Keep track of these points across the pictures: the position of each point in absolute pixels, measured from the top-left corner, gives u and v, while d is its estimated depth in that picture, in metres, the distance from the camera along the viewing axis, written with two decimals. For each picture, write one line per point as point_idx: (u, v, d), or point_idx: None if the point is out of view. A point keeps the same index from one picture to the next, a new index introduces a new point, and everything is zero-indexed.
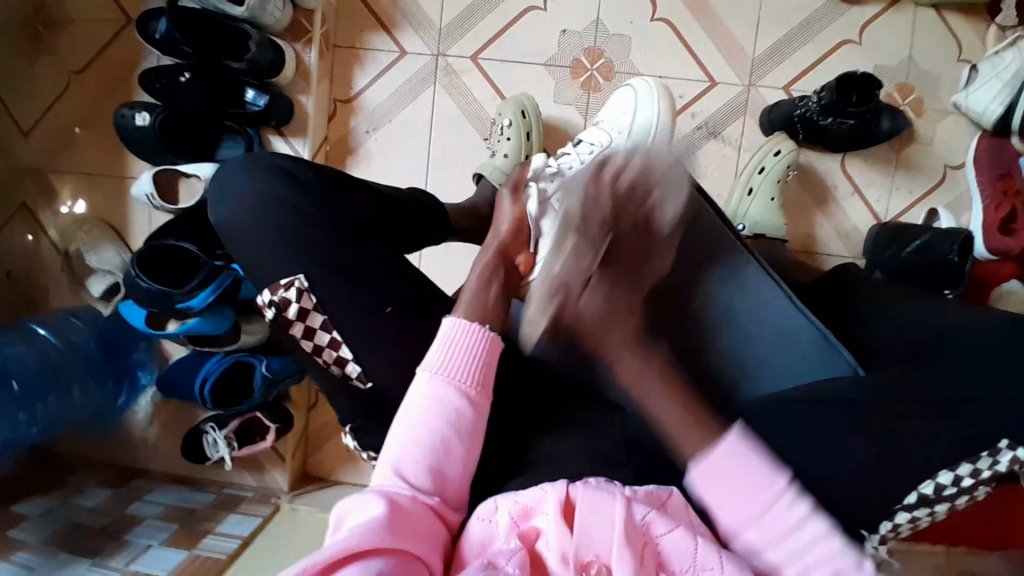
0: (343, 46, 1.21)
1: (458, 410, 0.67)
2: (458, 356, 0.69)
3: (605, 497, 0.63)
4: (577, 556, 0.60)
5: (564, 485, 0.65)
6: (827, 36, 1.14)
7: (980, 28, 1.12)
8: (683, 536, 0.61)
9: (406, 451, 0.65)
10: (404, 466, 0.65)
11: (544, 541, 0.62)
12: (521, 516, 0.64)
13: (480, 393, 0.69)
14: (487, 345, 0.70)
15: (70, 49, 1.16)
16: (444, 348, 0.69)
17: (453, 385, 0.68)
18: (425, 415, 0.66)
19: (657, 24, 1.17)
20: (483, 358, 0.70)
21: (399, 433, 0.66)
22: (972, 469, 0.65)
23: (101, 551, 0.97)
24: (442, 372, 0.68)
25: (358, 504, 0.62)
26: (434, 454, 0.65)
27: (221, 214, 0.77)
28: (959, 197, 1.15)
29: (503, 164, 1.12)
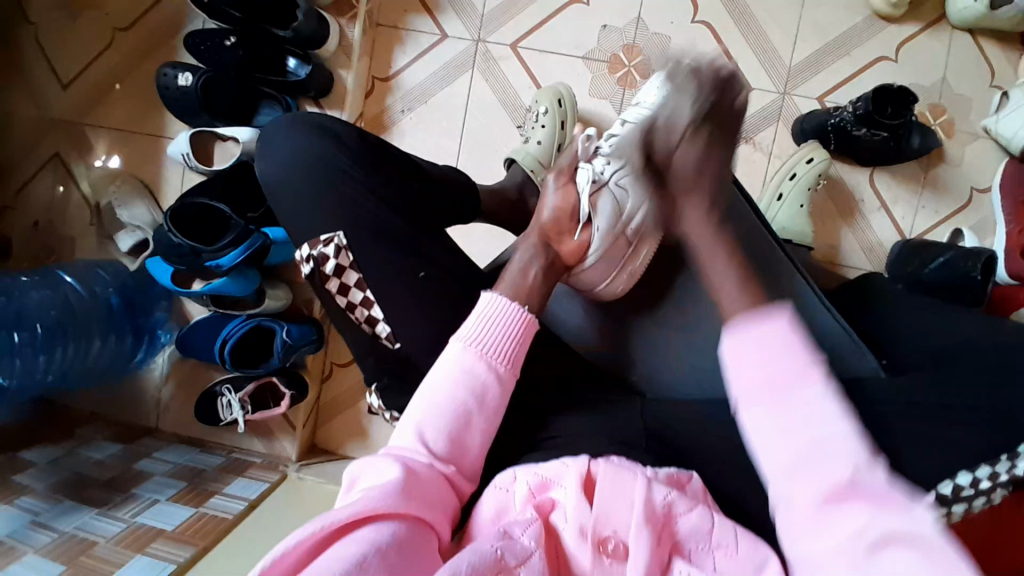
0: (386, 26, 1.22)
1: (485, 384, 0.66)
2: (493, 332, 0.68)
3: (627, 475, 0.63)
4: (595, 530, 0.60)
5: (586, 460, 0.65)
6: (864, 50, 1.15)
7: (1015, 56, 1.13)
8: (701, 517, 0.61)
9: (428, 416, 0.64)
10: (424, 430, 0.63)
11: (561, 515, 0.62)
12: (540, 489, 0.64)
13: (509, 369, 0.68)
14: (521, 325, 0.70)
15: (117, 6, 1.18)
16: (479, 321, 0.68)
17: (484, 360, 0.67)
18: (452, 384, 0.65)
19: (697, 26, 1.18)
20: (516, 336, 0.69)
21: (424, 399, 0.65)
22: (991, 472, 0.63)
23: (107, 502, 0.97)
24: (476, 344, 0.67)
25: (373, 467, 0.60)
26: (457, 425, 0.64)
27: (266, 171, 0.80)
28: (984, 220, 1.16)
29: (536, 151, 1.12)
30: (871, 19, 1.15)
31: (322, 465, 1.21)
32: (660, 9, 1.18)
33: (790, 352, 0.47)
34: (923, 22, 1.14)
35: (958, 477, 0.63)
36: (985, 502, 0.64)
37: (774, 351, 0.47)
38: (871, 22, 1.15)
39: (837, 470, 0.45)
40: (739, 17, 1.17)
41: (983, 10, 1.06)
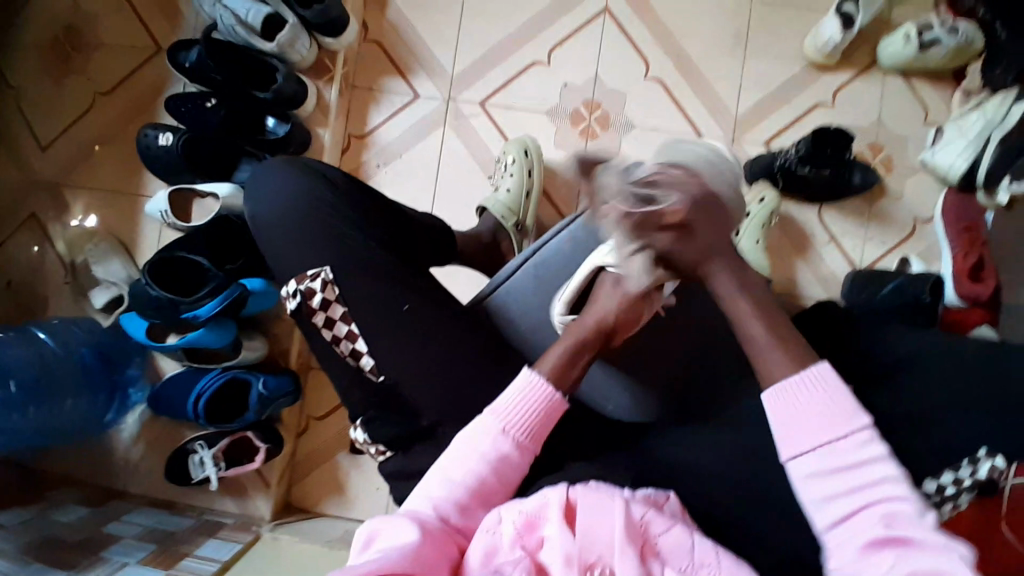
0: (361, 87, 1.30)
1: (508, 461, 0.69)
2: (521, 412, 0.70)
3: (606, 498, 0.65)
4: (581, 557, 0.60)
5: (564, 489, 0.66)
6: (804, 98, 1.26)
7: (945, 95, 1.25)
8: (681, 534, 0.63)
9: (446, 489, 0.67)
10: (443, 499, 0.66)
11: (548, 552, 0.61)
12: (526, 526, 0.63)
13: (531, 445, 0.70)
14: (551, 407, 0.72)
15: (98, 73, 1.23)
16: (510, 398, 0.71)
17: (510, 438, 0.69)
18: (475, 461, 0.68)
19: (651, 82, 1.28)
20: (544, 415, 0.71)
21: (446, 474, 0.68)
22: (953, 478, 0.71)
23: (76, 565, 0.92)
24: (504, 425, 0.70)
25: (388, 524, 0.62)
26: (474, 500, 0.67)
27: (255, 213, 0.84)
28: (928, 248, 1.25)
29: (506, 198, 1.18)
30: (808, 70, 1.26)
31: (296, 524, 1.17)
32: (616, 67, 1.28)
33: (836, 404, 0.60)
34: (855, 71, 1.26)
35: (923, 485, 0.71)
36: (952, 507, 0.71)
37: (817, 414, 0.60)
38: (809, 72, 1.27)
39: (883, 508, 0.56)
40: (688, 74, 1.28)
41: (913, 53, 1.19)
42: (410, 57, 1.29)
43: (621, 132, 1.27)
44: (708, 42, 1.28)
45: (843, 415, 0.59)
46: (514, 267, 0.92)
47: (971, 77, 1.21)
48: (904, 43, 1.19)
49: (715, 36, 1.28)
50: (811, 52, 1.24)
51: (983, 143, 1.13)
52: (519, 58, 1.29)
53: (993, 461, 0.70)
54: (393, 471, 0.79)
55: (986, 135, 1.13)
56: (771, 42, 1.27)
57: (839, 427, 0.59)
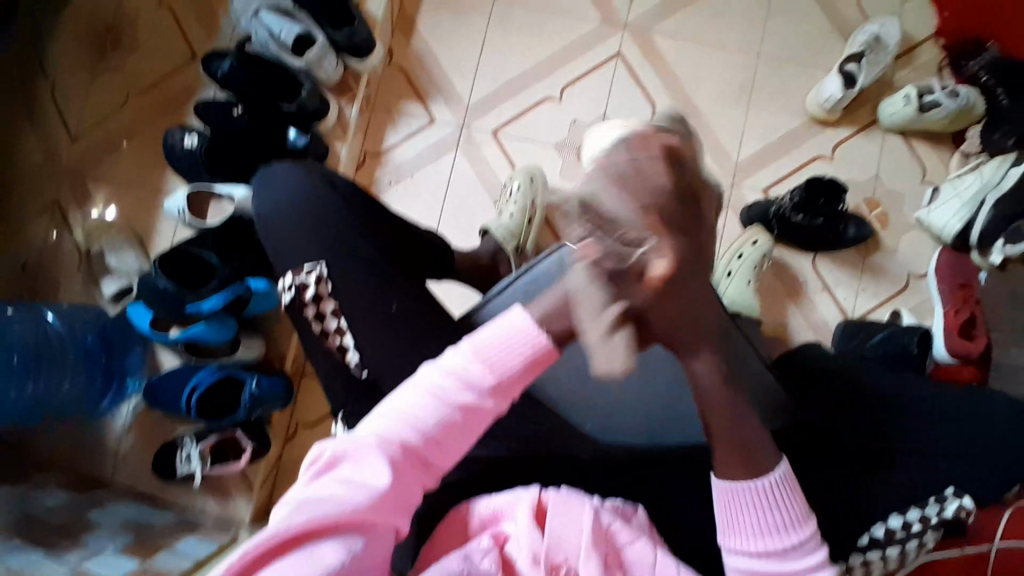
0: (381, 108, 1.36)
1: (478, 411, 0.58)
2: (503, 350, 0.59)
3: (576, 502, 0.65)
4: (548, 556, 0.62)
5: (536, 490, 0.67)
6: (804, 149, 1.31)
7: (944, 155, 1.28)
8: (645, 548, 0.64)
9: (405, 423, 0.57)
10: (400, 435, 0.57)
11: (515, 545, 0.63)
12: (492, 517, 0.66)
13: (507, 393, 0.59)
14: (540, 354, 0.60)
15: (134, 75, 1.30)
16: (490, 335, 0.60)
17: (483, 382, 0.58)
18: (436, 403, 0.58)
19: (656, 123, 1.33)
20: (527, 364, 0.60)
21: (404, 410, 0.57)
22: (920, 514, 0.76)
23: (54, 546, 0.94)
24: (480, 366, 0.58)
25: (351, 454, 0.56)
26: (438, 442, 0.57)
27: (263, 210, 0.89)
28: (921, 302, 1.26)
29: (509, 222, 1.22)
30: (809, 123, 1.31)
31: None
32: (625, 108, 1.34)
33: (780, 520, 0.62)
34: (854, 127, 1.30)
35: (890, 519, 0.76)
36: (918, 545, 0.75)
37: (765, 526, 0.62)
38: (810, 126, 1.31)
39: None
40: (693, 118, 1.33)
41: (913, 113, 1.23)
42: (429, 84, 1.36)
43: None
44: (715, 90, 1.34)
45: (787, 524, 0.62)
46: (507, 285, 0.96)
47: (971, 141, 1.26)
48: (904, 104, 1.23)
49: (721, 86, 1.33)
50: (812, 107, 1.29)
51: (978, 205, 1.18)
52: (532, 92, 1.35)
53: (959, 501, 0.76)
54: None
55: (981, 197, 1.17)
56: (775, 95, 1.32)
57: (786, 534, 0.62)
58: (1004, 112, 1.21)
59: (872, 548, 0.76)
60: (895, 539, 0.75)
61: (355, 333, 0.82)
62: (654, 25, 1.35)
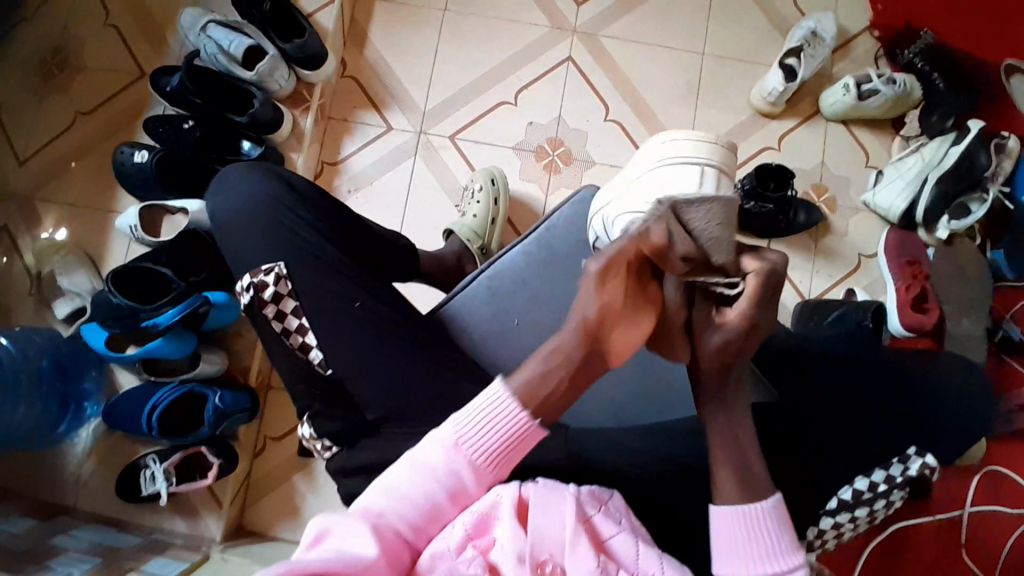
0: (337, 119, 1.36)
1: (463, 483, 0.66)
2: (483, 427, 0.66)
3: (557, 496, 0.65)
4: (533, 556, 0.62)
5: (516, 487, 0.66)
6: (752, 141, 1.35)
7: (886, 141, 1.34)
8: (626, 541, 0.65)
9: (400, 499, 0.65)
10: (392, 508, 0.64)
11: (499, 550, 0.62)
12: (476, 527, 0.64)
13: (492, 469, 0.67)
14: (524, 431, 0.67)
15: (82, 94, 1.28)
16: (473, 409, 0.67)
17: (467, 459, 0.66)
18: (428, 477, 0.65)
19: (610, 122, 1.36)
20: (510, 441, 0.66)
21: (397, 485, 0.65)
22: (886, 475, 0.82)
23: (20, 571, 0.88)
24: (461, 440, 0.66)
25: (343, 523, 0.62)
26: (428, 512, 0.65)
27: (215, 213, 0.87)
28: (873, 282, 1.30)
29: (472, 222, 1.23)
30: (756, 116, 1.36)
31: (249, 545, 1.13)
32: (578, 109, 1.37)
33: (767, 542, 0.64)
34: (798, 117, 1.36)
35: (855, 482, 0.81)
36: (885, 502, 0.82)
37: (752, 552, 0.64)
38: (757, 118, 1.36)
39: None
40: (645, 116, 1.37)
41: (852, 101, 1.28)
42: (385, 93, 1.37)
43: (583, 167, 1.34)
44: (665, 88, 1.38)
45: (770, 551, 0.64)
46: (469, 279, 0.96)
47: (910, 125, 1.33)
48: (844, 93, 1.29)
49: (671, 83, 1.38)
50: (755, 101, 1.34)
51: (920, 184, 1.23)
52: (488, 98, 1.37)
53: (923, 459, 0.84)
54: (342, 466, 0.80)
55: (923, 176, 1.23)
56: (722, 90, 1.37)
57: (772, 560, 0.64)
58: (940, 96, 1.28)
59: (841, 511, 0.80)
60: (864, 499, 0.81)
61: (319, 328, 0.81)
62: (604, 29, 1.40)
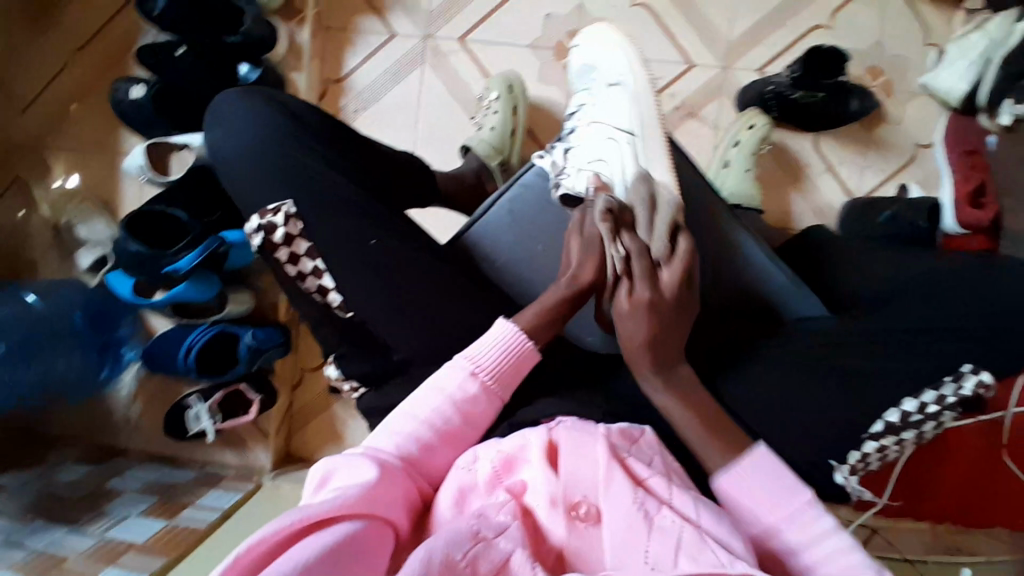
0: (335, 28, 1.24)
1: (476, 406, 0.69)
2: (491, 367, 0.70)
3: (588, 438, 0.64)
4: (566, 497, 0.61)
5: (545, 431, 0.66)
6: (798, 21, 1.19)
7: (948, 14, 1.17)
8: (662, 472, 0.64)
9: (408, 427, 0.65)
10: (405, 435, 0.65)
11: (532, 493, 0.61)
12: (505, 466, 0.63)
13: (497, 389, 0.70)
14: (521, 350, 0.71)
15: (64, 26, 1.18)
16: (482, 349, 0.71)
17: (478, 381, 0.69)
18: (437, 401, 0.67)
19: (637, 10, 1.21)
20: (514, 357, 0.71)
21: (412, 410, 0.67)
22: (937, 395, 0.69)
23: (79, 519, 0.94)
24: (477, 366, 0.70)
25: (349, 463, 0.60)
26: (436, 438, 0.66)
27: (214, 145, 0.82)
28: (928, 174, 1.19)
29: (490, 137, 1.15)
30: None
31: (298, 471, 1.19)
32: None
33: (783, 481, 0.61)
34: None
35: (905, 404, 0.70)
36: (935, 426, 0.70)
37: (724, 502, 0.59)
38: None
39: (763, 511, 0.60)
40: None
41: None
42: None
43: None
44: None
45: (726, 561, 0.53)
46: (490, 202, 0.92)
47: None
48: None
49: None
50: None
51: (985, 65, 1.06)
52: None
53: (979, 376, 0.69)
54: (374, 412, 0.81)
55: (988, 56, 1.05)
56: None
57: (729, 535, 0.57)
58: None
59: (887, 435, 0.70)
60: (909, 425, 0.70)
61: (336, 277, 0.77)
62: None
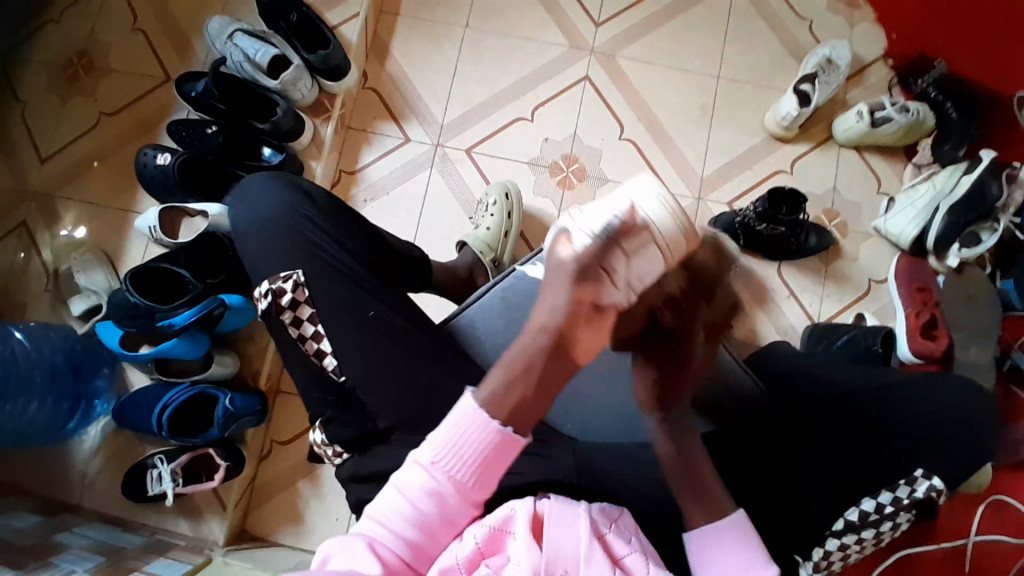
0: (356, 128, 1.39)
1: (450, 500, 0.65)
2: (459, 448, 0.65)
3: (571, 514, 0.66)
4: (547, 571, 0.63)
5: (530, 502, 0.67)
6: (764, 165, 1.36)
7: (898, 167, 1.35)
8: (638, 559, 0.66)
9: (390, 521, 0.64)
10: (386, 529, 0.64)
11: (513, 568, 0.63)
12: (490, 541, 0.65)
13: (471, 482, 0.65)
14: (496, 442, 0.64)
15: (105, 95, 1.31)
16: (450, 428, 0.65)
17: (446, 474, 0.64)
18: (406, 497, 0.64)
19: (624, 142, 1.38)
20: (486, 450, 0.65)
21: (386, 507, 0.65)
22: (892, 497, 0.79)
23: (23, 566, 0.88)
24: (438, 459, 0.65)
25: (343, 545, 0.62)
26: (417, 534, 0.64)
27: (236, 218, 0.90)
28: (882, 307, 1.31)
29: (486, 236, 1.24)
30: (768, 140, 1.37)
31: (251, 550, 1.12)
32: (593, 127, 1.38)
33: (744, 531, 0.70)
34: (811, 142, 1.37)
35: (863, 504, 0.79)
36: (892, 525, 0.80)
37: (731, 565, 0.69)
38: (769, 143, 1.37)
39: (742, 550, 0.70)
40: (660, 137, 1.38)
41: (865, 127, 1.29)
42: (404, 105, 1.39)
43: (596, 185, 1.36)
44: (679, 111, 1.39)
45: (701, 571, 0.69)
46: (481, 292, 0.97)
47: (921, 153, 1.32)
48: (857, 119, 1.29)
49: (683, 105, 1.39)
50: (770, 124, 1.35)
51: (932, 212, 1.24)
52: (504, 114, 1.39)
53: (929, 481, 0.79)
54: (351, 471, 0.81)
55: (935, 205, 1.24)
56: (735, 112, 1.38)
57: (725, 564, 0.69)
58: (953, 125, 1.29)
59: (847, 533, 0.79)
60: (869, 522, 0.79)
61: (336, 333, 0.82)
62: (619, 51, 1.41)
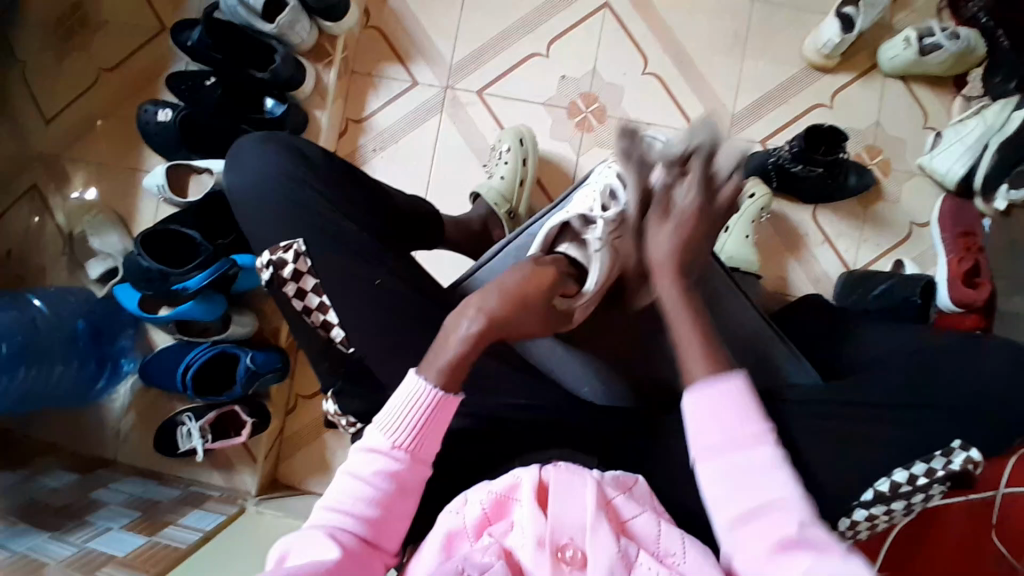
0: (361, 72, 1.32)
1: (404, 474, 0.65)
2: (399, 423, 0.66)
3: (577, 480, 0.64)
4: (552, 539, 0.61)
5: (536, 469, 0.65)
6: (802, 98, 1.25)
7: (946, 99, 1.22)
8: (649, 520, 0.64)
9: (350, 505, 0.64)
10: (346, 513, 0.64)
11: (518, 536, 0.62)
12: (495, 508, 0.64)
13: (419, 454, 0.66)
14: (436, 411, 0.66)
15: (102, 49, 1.26)
16: (396, 409, 0.66)
17: (395, 451, 0.65)
18: (360, 478, 0.65)
19: (647, 77, 1.27)
20: (428, 422, 0.66)
21: (342, 493, 0.65)
22: (926, 468, 0.72)
23: (61, 527, 0.93)
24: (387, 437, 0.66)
25: (305, 538, 0.63)
26: (377, 514, 0.64)
27: (231, 183, 0.87)
28: (926, 252, 1.22)
29: (500, 185, 1.19)
30: (806, 70, 1.25)
31: (281, 499, 1.17)
32: (614, 62, 1.28)
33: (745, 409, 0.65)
34: (854, 72, 1.24)
35: (894, 474, 0.73)
36: (924, 497, 0.73)
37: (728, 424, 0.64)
38: (807, 73, 1.25)
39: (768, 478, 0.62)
40: (686, 70, 1.27)
41: (913, 57, 1.16)
42: (410, 44, 1.31)
43: (616, 126, 1.27)
44: (708, 41, 1.27)
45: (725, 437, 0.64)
46: (494, 251, 0.93)
47: (972, 85, 1.20)
48: (904, 47, 1.17)
49: (712, 33, 1.27)
50: (808, 52, 1.23)
51: (981, 150, 1.13)
52: (517, 50, 1.29)
53: (967, 452, 0.72)
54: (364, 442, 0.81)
55: (985, 142, 1.12)
56: (769, 39, 1.25)
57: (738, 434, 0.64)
58: (1004, 56, 1.14)
59: (876, 504, 0.73)
60: (899, 494, 0.72)
61: (341, 305, 0.79)
62: None
